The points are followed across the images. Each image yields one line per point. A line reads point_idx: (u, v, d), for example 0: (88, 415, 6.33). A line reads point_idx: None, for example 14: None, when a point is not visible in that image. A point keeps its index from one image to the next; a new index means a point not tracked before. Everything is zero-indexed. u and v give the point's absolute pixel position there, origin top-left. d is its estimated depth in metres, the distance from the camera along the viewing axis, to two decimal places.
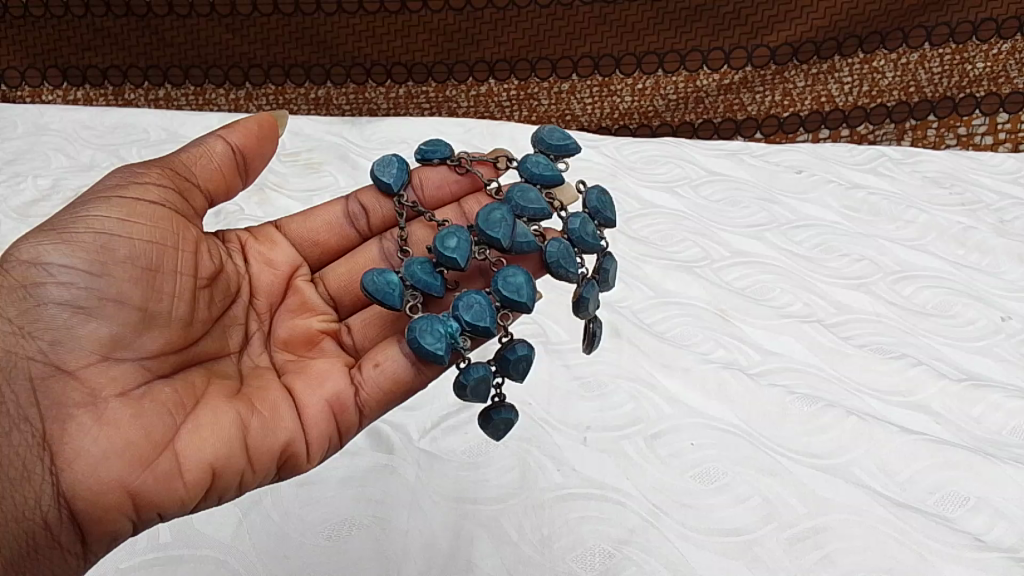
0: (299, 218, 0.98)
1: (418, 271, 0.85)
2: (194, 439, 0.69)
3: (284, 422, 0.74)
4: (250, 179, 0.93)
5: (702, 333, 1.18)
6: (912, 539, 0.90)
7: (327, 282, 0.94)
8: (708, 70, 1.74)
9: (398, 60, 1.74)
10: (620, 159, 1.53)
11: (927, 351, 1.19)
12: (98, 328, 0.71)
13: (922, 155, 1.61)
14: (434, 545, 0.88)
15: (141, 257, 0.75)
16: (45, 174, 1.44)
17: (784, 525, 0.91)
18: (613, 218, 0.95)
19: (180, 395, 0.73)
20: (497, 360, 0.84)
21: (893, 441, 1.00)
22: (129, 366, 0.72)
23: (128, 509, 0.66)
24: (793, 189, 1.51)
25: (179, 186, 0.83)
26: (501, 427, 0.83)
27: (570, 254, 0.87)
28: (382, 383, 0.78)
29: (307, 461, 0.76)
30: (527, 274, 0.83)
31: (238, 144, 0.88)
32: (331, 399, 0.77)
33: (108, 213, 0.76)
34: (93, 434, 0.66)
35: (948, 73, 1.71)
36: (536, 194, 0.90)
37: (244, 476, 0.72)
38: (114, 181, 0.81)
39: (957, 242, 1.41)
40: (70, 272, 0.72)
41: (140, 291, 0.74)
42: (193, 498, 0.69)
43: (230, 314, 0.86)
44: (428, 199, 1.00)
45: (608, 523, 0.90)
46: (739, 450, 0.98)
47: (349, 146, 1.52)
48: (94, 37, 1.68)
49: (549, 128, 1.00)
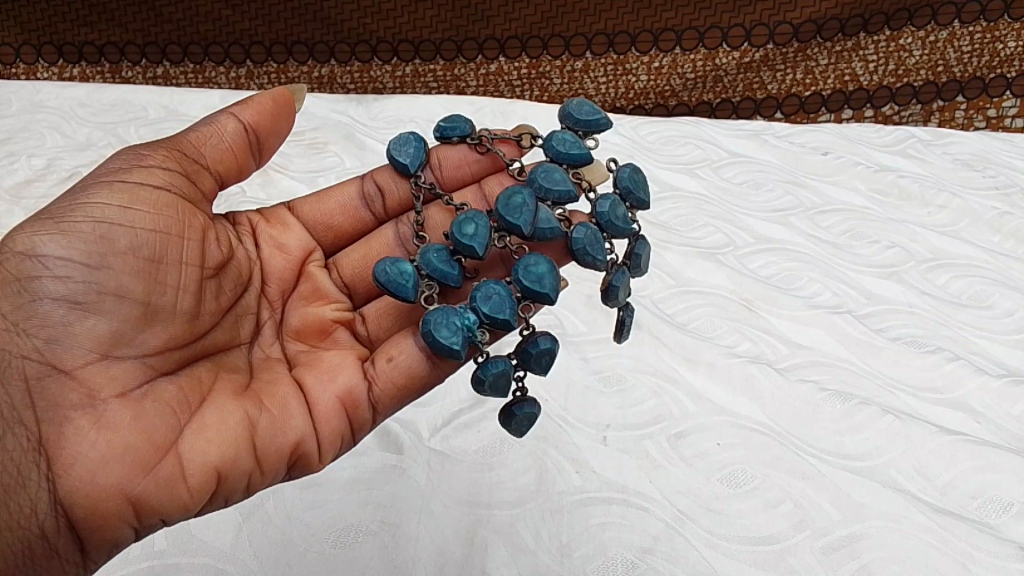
0: (311, 199, 0.92)
1: (434, 259, 0.79)
2: (199, 441, 0.64)
3: (294, 419, 0.69)
4: (263, 160, 0.87)
5: (726, 324, 1.12)
6: (955, 548, 0.84)
7: (340, 267, 0.89)
8: (728, 48, 1.67)
9: (405, 37, 1.67)
10: (637, 140, 1.47)
11: (964, 345, 1.12)
12: (97, 324, 0.65)
13: (953, 136, 1.54)
14: (446, 553, 0.83)
15: (143, 247, 0.69)
16: (40, 153, 1.38)
17: (818, 533, 0.85)
18: (644, 200, 0.88)
19: (185, 393, 0.67)
20: (517, 352, 0.78)
21: (932, 442, 0.95)
22: (130, 364, 0.66)
23: (129, 516, 0.62)
24: (819, 172, 1.44)
25: (187, 168, 0.78)
26: (523, 420, 0.78)
27: (598, 241, 0.81)
28: (395, 379, 0.72)
29: (319, 461, 0.71)
30: (550, 263, 0.77)
31: (250, 122, 0.82)
32: (343, 395, 0.72)
33: (109, 199, 0.70)
34: (92, 439, 0.61)
35: (979, 52, 1.63)
36: (562, 174, 0.84)
37: (252, 477, 0.67)
38: (116, 165, 0.75)
39: (992, 229, 1.34)
40: (66, 264, 0.66)
41: (142, 284, 0.69)
42: (197, 502, 0.64)
43: (241, 303, 0.80)
44: (447, 180, 0.94)
45: (631, 531, 0.85)
46: (769, 451, 0.93)
47: (355, 126, 1.46)
48: (90, 11, 1.61)
49: (577, 102, 0.93)
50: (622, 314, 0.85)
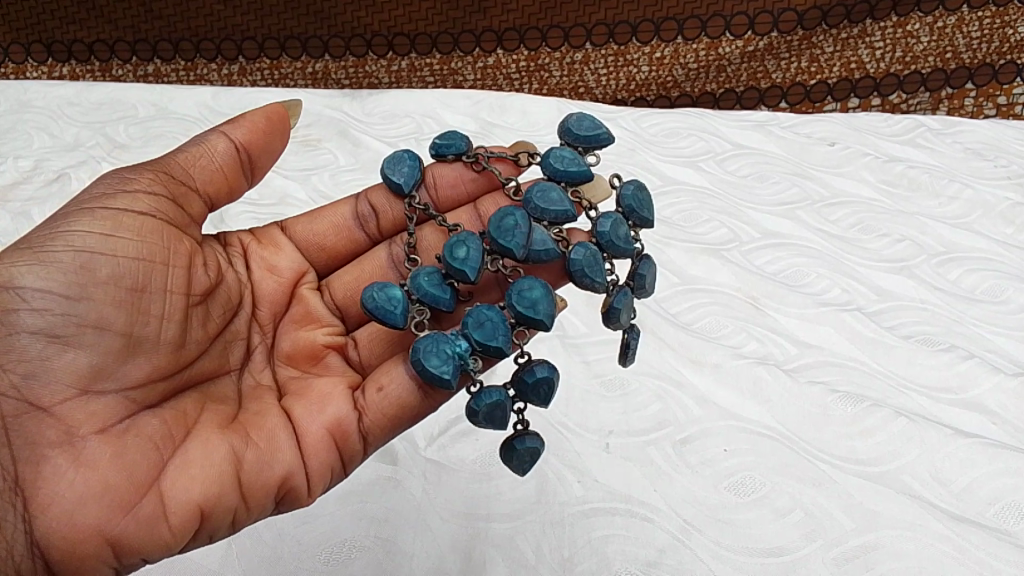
0: (305, 218, 0.89)
1: (425, 283, 0.76)
2: (181, 477, 0.61)
3: (282, 452, 0.66)
4: (256, 179, 0.83)
5: (732, 324, 1.09)
6: (972, 559, 0.81)
7: (333, 289, 0.85)
8: (731, 37, 1.62)
9: (400, 31, 1.63)
10: (639, 133, 1.42)
11: (979, 343, 1.08)
12: (76, 358, 0.62)
13: (963, 124, 1.49)
14: (443, 570, 0.80)
15: (126, 276, 0.66)
16: (27, 155, 1.35)
17: (829, 543, 0.82)
18: (648, 219, 0.84)
19: (169, 427, 0.64)
20: (513, 381, 0.75)
21: (947, 446, 0.91)
22: (112, 398, 0.63)
23: (108, 557, 0.58)
24: (827, 163, 1.40)
25: (174, 192, 0.74)
26: (525, 456, 0.74)
27: (597, 262, 0.77)
28: (386, 409, 0.69)
29: (308, 495, 0.68)
30: (545, 286, 0.73)
31: (241, 141, 0.79)
32: (333, 426, 0.68)
33: (90, 227, 0.67)
34: (70, 478, 0.58)
35: (988, 38, 1.58)
36: (559, 193, 0.80)
37: (237, 513, 0.63)
38: (100, 190, 0.72)
39: (1006, 220, 1.30)
40: (45, 296, 0.63)
41: (125, 315, 0.65)
42: (180, 541, 0.61)
43: (230, 329, 0.77)
44: (442, 200, 0.91)
45: (635, 543, 0.81)
46: (778, 457, 0.90)
47: (349, 122, 1.42)
48: (78, 8, 1.58)
49: (577, 116, 0.89)
50: (628, 337, 0.81)
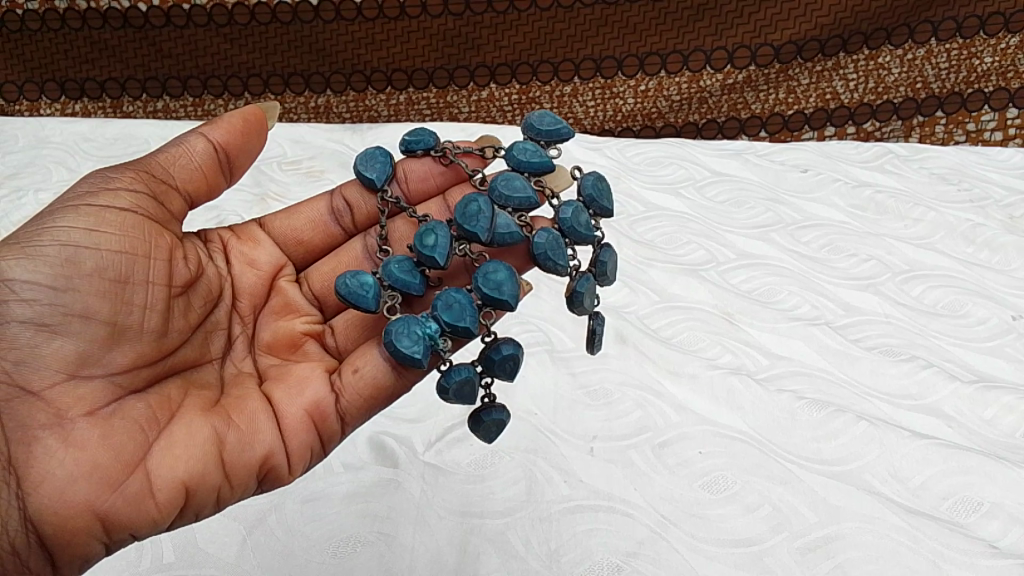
0: (282, 215, 0.97)
1: (395, 270, 0.84)
2: (167, 457, 0.68)
3: (261, 434, 0.73)
4: (235, 178, 0.91)
5: (709, 338, 1.17)
6: (926, 548, 0.88)
7: (310, 280, 0.93)
8: (711, 70, 1.72)
9: (398, 67, 1.73)
10: (623, 161, 1.52)
11: (938, 353, 1.17)
12: (63, 344, 0.70)
13: (930, 151, 1.59)
14: (441, 561, 0.87)
15: (109, 268, 0.74)
16: (47, 188, 1.43)
17: (794, 535, 0.90)
18: (607, 208, 0.92)
19: (153, 411, 0.72)
20: (483, 360, 0.82)
21: (905, 447, 0.99)
22: (99, 382, 0.71)
23: (99, 531, 0.66)
24: (799, 189, 1.49)
25: (154, 189, 0.82)
26: (491, 426, 0.82)
27: (559, 246, 0.84)
28: (361, 389, 0.77)
29: (289, 473, 0.76)
30: (509, 270, 0.81)
31: (219, 142, 0.87)
32: (310, 407, 0.76)
33: (75, 224, 0.75)
34: (60, 457, 0.66)
35: (956, 68, 1.68)
36: (522, 182, 0.88)
37: (221, 492, 0.71)
38: (86, 189, 0.80)
39: (967, 240, 1.38)
40: (33, 288, 0.71)
41: (108, 304, 0.73)
42: (166, 517, 0.68)
43: (212, 319, 0.85)
44: (413, 193, 0.99)
45: (617, 536, 0.89)
46: (749, 457, 0.97)
47: (350, 155, 1.51)
48: (91, 49, 1.68)
49: (539, 114, 0.98)
50: (592, 322, 0.89)
